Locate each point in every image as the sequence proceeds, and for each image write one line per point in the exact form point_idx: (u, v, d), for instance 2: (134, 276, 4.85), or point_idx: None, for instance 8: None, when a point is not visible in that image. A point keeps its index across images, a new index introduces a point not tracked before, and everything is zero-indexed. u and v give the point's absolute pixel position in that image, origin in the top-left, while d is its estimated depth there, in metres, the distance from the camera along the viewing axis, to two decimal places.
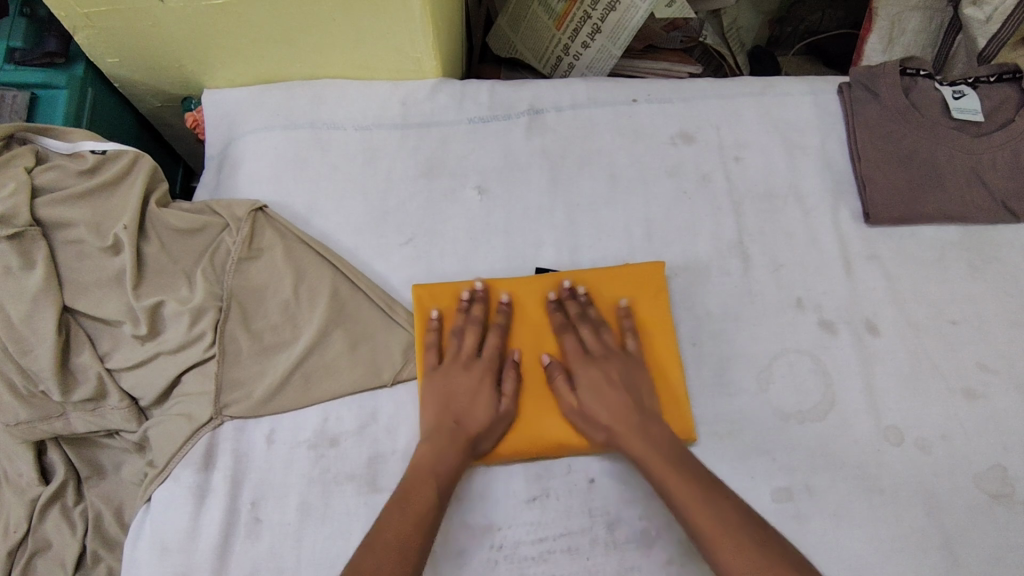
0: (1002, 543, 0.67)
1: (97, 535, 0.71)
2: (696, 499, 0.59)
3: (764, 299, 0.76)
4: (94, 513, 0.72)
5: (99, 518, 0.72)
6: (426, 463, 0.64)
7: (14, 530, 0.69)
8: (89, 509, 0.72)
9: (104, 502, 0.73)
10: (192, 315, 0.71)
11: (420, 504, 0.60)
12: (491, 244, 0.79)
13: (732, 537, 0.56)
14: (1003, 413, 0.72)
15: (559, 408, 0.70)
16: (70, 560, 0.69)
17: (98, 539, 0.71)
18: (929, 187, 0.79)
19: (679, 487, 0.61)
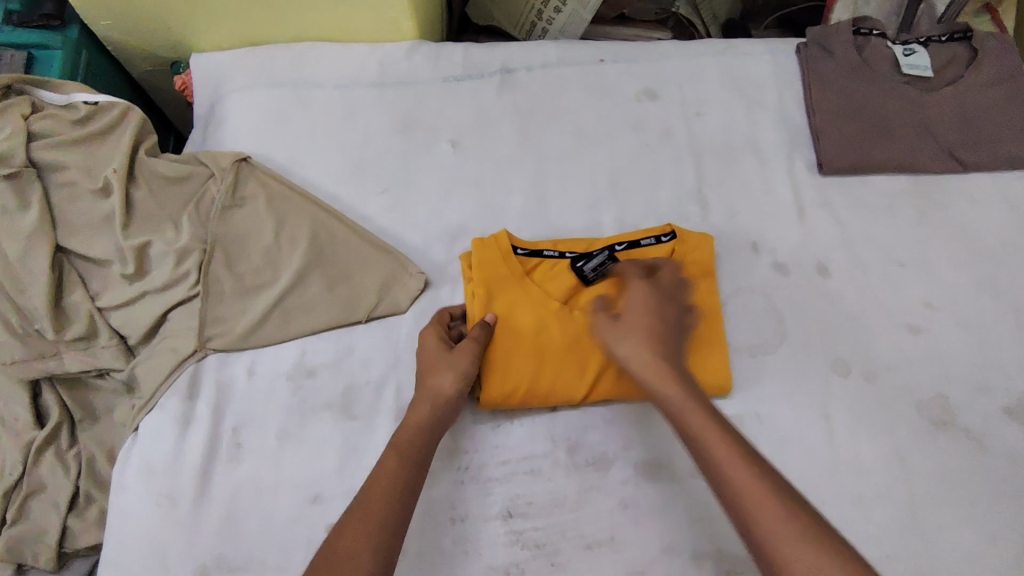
0: (944, 466, 0.71)
1: (90, 478, 0.75)
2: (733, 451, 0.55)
3: (721, 244, 0.81)
4: (87, 455, 0.75)
5: (92, 460, 0.75)
6: (405, 442, 0.63)
7: (10, 473, 0.72)
8: (83, 452, 0.76)
9: (97, 445, 0.76)
10: (177, 255, 0.76)
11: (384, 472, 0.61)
12: (463, 193, 0.83)
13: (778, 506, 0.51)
14: (945, 347, 0.77)
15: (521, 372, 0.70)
16: (64, 500, 0.73)
17: (91, 481, 0.75)
18: (879, 138, 0.84)
19: (713, 445, 0.56)
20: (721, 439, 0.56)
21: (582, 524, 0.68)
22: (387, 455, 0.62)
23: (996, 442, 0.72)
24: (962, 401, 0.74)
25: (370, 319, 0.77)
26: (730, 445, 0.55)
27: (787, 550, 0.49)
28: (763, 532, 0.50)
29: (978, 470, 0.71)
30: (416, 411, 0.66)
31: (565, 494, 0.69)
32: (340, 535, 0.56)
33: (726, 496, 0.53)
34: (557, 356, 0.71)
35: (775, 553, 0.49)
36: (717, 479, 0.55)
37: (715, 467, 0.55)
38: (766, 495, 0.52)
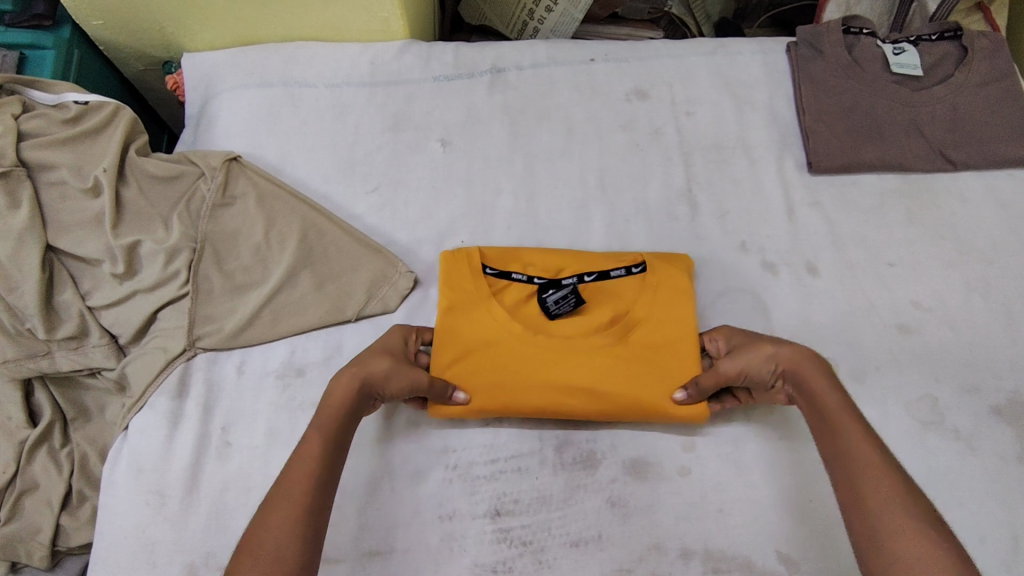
0: (930, 464, 0.71)
1: (81, 477, 0.75)
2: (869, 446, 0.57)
3: (710, 243, 0.81)
4: (79, 454, 0.76)
5: (84, 458, 0.76)
6: (326, 418, 0.62)
7: (3, 471, 0.73)
8: (75, 451, 0.76)
9: (89, 444, 0.77)
10: (167, 253, 0.76)
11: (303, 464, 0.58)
12: (453, 192, 0.83)
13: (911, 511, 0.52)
14: (933, 346, 0.77)
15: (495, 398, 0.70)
16: (56, 498, 0.73)
17: (82, 479, 0.75)
18: (867, 137, 0.84)
19: (838, 426, 0.59)
20: (852, 419, 0.59)
21: (569, 521, 0.68)
22: (309, 432, 0.61)
23: (983, 441, 0.72)
24: (949, 401, 0.74)
25: (360, 318, 0.77)
26: (854, 424, 0.59)
27: (887, 518, 0.52)
28: (868, 497, 0.54)
29: (965, 470, 0.71)
30: (339, 385, 0.64)
31: (552, 492, 0.69)
32: (269, 511, 0.55)
33: (841, 469, 0.57)
34: (516, 379, 0.70)
35: (873, 521, 0.53)
36: (836, 453, 0.58)
37: (837, 445, 0.58)
38: (884, 472, 0.55)
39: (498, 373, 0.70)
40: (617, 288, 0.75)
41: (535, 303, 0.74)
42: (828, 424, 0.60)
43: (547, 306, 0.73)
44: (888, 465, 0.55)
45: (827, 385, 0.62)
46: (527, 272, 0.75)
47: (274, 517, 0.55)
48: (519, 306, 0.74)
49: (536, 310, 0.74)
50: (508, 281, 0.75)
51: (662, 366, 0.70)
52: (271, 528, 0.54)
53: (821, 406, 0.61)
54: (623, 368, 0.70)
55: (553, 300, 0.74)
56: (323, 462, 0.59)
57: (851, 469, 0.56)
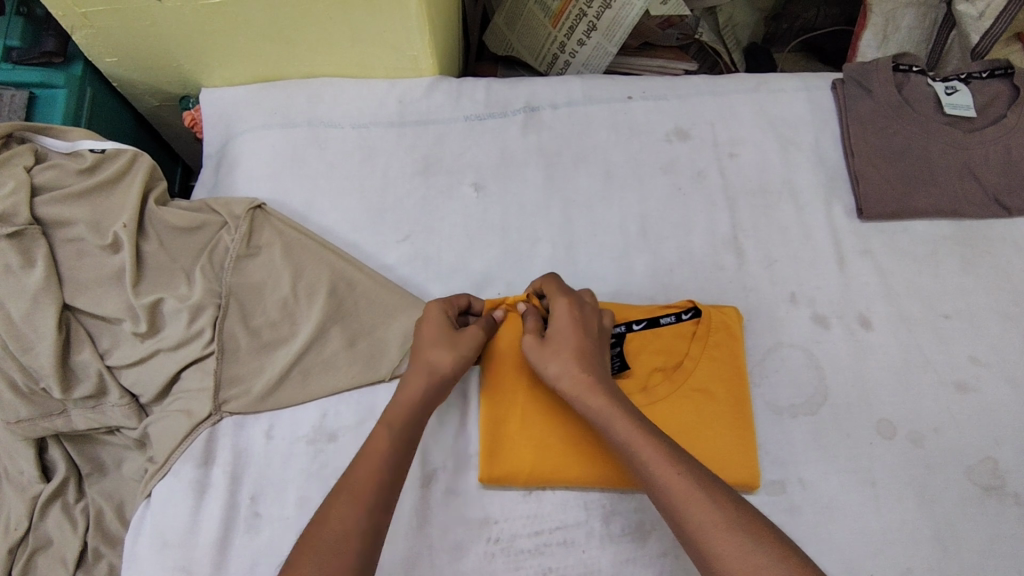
0: (993, 535, 0.68)
1: (99, 534, 0.70)
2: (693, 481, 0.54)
3: (759, 294, 0.77)
4: (95, 509, 0.71)
5: (100, 515, 0.71)
6: (399, 414, 0.61)
7: (15, 528, 0.69)
8: (90, 507, 0.72)
9: (106, 499, 0.73)
10: (191, 312, 0.72)
11: (375, 451, 0.59)
12: (487, 241, 0.79)
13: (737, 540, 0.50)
14: (994, 405, 0.73)
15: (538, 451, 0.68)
16: (70, 557, 0.69)
17: (99, 537, 0.70)
18: (919, 183, 0.81)
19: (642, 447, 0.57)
20: (623, 418, 0.59)
21: None
22: (381, 426, 0.61)
23: None
24: (1012, 465, 0.71)
25: (394, 377, 0.73)
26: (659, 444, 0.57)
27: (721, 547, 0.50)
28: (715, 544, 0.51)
29: None
30: (410, 384, 0.63)
31: (600, 567, 0.66)
32: (331, 503, 0.55)
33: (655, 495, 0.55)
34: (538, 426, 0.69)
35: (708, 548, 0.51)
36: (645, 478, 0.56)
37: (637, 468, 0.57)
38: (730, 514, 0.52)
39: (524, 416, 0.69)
40: (665, 339, 0.72)
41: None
42: (628, 439, 0.58)
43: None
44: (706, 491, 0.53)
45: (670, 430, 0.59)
46: None
47: (328, 520, 0.54)
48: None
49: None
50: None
51: (709, 429, 0.68)
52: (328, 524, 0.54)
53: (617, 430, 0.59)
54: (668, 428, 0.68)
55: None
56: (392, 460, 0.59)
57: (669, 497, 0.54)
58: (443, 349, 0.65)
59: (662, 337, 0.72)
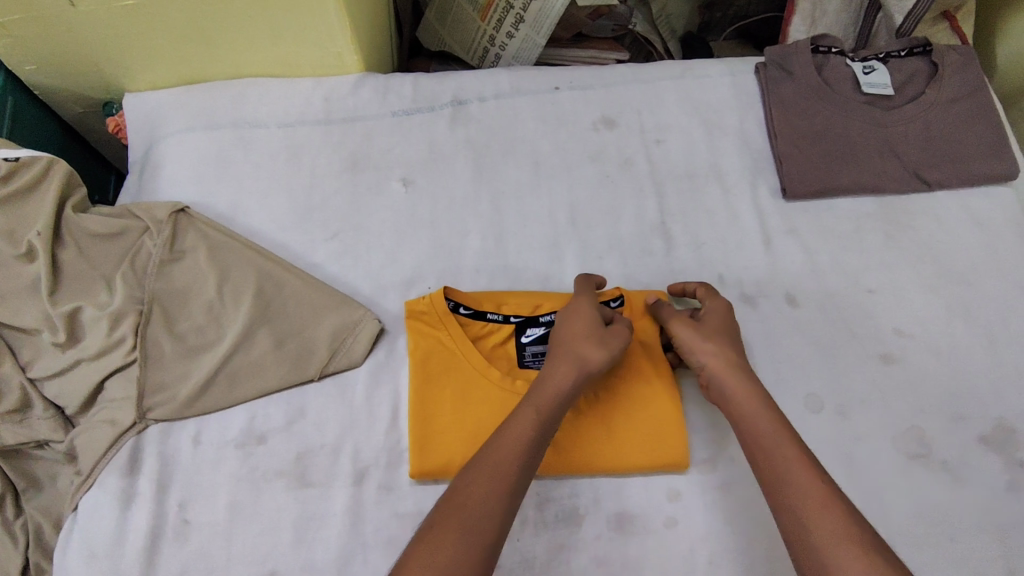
0: (921, 501, 0.69)
1: (40, 550, 0.68)
2: (810, 480, 0.55)
3: (687, 277, 0.78)
4: (33, 526, 0.68)
5: (39, 531, 0.69)
6: (543, 399, 0.61)
7: None
8: (30, 523, 0.69)
9: (44, 514, 0.69)
10: (111, 319, 0.70)
11: (496, 466, 0.56)
12: (417, 235, 0.79)
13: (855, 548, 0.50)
14: (918, 375, 0.74)
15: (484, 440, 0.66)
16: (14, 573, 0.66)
17: (41, 553, 0.68)
18: (841, 161, 0.82)
19: (774, 450, 0.58)
20: (764, 413, 0.60)
21: None
22: (510, 428, 0.59)
23: (973, 472, 0.70)
24: (937, 432, 0.72)
25: (323, 376, 0.72)
26: (796, 452, 0.57)
27: (834, 557, 0.50)
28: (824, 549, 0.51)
29: (957, 505, 0.68)
30: (557, 371, 0.63)
31: (535, 554, 0.66)
32: (443, 531, 0.52)
33: (780, 498, 0.55)
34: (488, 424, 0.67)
35: (819, 556, 0.51)
36: (773, 483, 0.56)
37: (775, 469, 0.57)
38: (842, 520, 0.52)
39: (465, 411, 0.67)
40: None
41: (510, 350, 0.72)
42: (766, 431, 0.59)
43: (523, 355, 0.71)
44: (836, 500, 0.53)
45: (773, 425, 0.59)
46: (502, 312, 0.72)
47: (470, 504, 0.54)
48: (489, 352, 0.71)
49: (510, 357, 0.71)
50: (484, 322, 0.71)
51: (638, 409, 0.69)
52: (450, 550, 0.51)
53: (756, 427, 0.60)
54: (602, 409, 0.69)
55: (531, 350, 0.71)
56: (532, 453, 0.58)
57: (801, 503, 0.54)
58: (591, 343, 0.65)
59: None
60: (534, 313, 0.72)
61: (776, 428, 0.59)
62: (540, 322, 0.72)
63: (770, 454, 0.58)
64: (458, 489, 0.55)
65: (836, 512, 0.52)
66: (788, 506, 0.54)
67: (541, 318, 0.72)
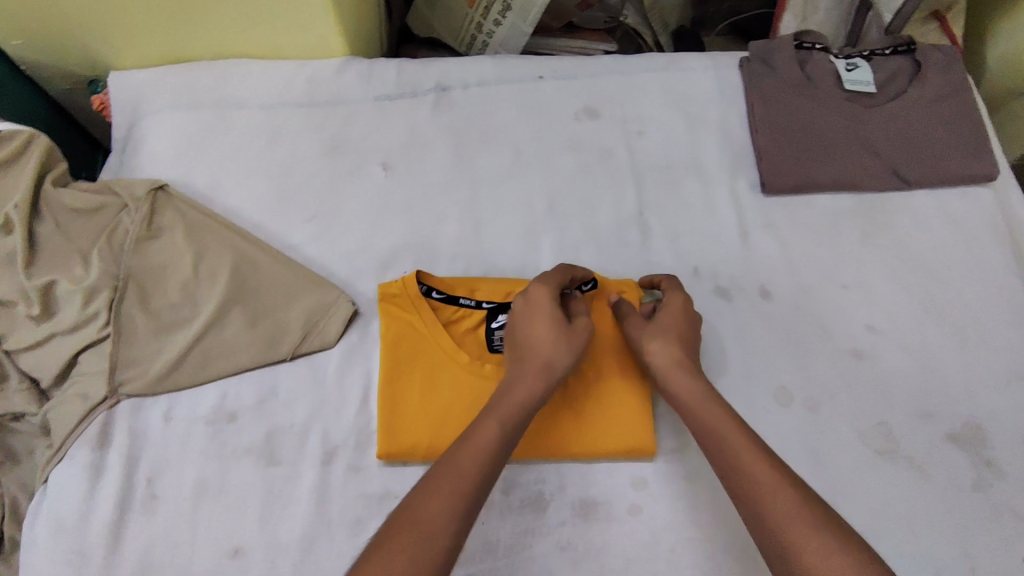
0: (885, 496, 0.69)
1: (15, 522, 0.70)
2: (763, 466, 0.55)
3: (662, 269, 0.78)
4: (9, 500, 0.70)
5: (15, 504, 0.70)
6: (500, 408, 0.60)
7: None
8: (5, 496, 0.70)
9: (20, 487, 0.71)
10: (85, 294, 0.71)
11: (478, 445, 0.56)
12: (394, 219, 0.79)
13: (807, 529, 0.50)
14: (888, 372, 0.75)
15: (439, 425, 0.67)
16: None
17: (16, 524, 0.70)
18: (820, 156, 0.82)
19: (722, 437, 0.58)
20: (712, 405, 0.60)
21: (516, 570, 0.65)
22: (485, 422, 0.58)
23: (938, 469, 0.70)
24: (904, 428, 0.72)
25: (295, 357, 0.73)
26: (742, 437, 0.58)
27: (791, 539, 0.50)
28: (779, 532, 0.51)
29: (920, 501, 0.69)
30: (524, 383, 0.61)
31: (499, 538, 0.66)
32: (432, 497, 0.52)
33: (734, 485, 0.55)
34: (457, 409, 0.67)
35: (778, 540, 0.51)
36: (728, 470, 0.56)
37: (726, 458, 0.57)
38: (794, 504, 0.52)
39: (434, 395, 0.68)
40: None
41: (480, 334, 0.72)
42: (713, 422, 0.59)
43: (492, 339, 0.71)
44: (787, 480, 0.54)
45: (723, 414, 0.60)
46: (476, 297, 0.72)
47: (429, 509, 0.51)
48: (460, 336, 0.71)
49: (479, 341, 0.72)
50: (455, 306, 0.72)
51: (606, 397, 0.70)
52: (430, 523, 0.50)
53: (703, 414, 0.60)
54: (565, 396, 0.70)
55: (501, 334, 0.72)
56: (498, 455, 0.56)
57: (754, 489, 0.54)
58: (554, 344, 0.63)
59: None
60: (505, 300, 0.72)
61: (723, 416, 0.59)
62: (511, 308, 0.72)
63: (719, 443, 0.58)
64: (417, 494, 0.52)
65: (788, 492, 0.53)
66: (742, 493, 0.55)
67: (513, 305, 0.72)
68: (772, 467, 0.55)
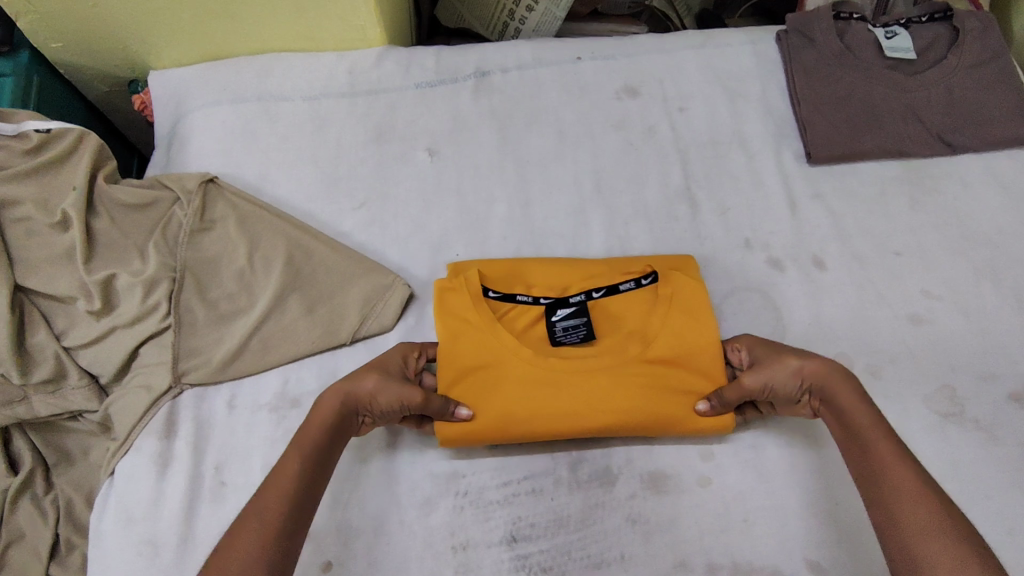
0: (955, 458, 0.68)
1: (69, 524, 0.68)
2: (906, 475, 0.54)
3: (714, 242, 0.78)
4: (64, 500, 0.69)
5: (70, 506, 0.70)
6: (340, 393, 0.63)
7: None
8: (59, 498, 0.70)
9: (74, 489, 0.71)
10: (145, 286, 0.71)
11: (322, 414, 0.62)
12: (443, 203, 0.80)
13: (943, 540, 0.50)
14: (948, 335, 0.74)
15: (513, 421, 0.65)
16: (44, 549, 0.67)
17: (70, 527, 0.68)
18: (864, 125, 0.82)
19: (866, 443, 0.57)
20: (853, 409, 0.60)
21: (589, 543, 0.65)
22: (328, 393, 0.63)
23: (1006, 428, 0.69)
24: (968, 390, 0.71)
25: (354, 341, 0.73)
26: (891, 447, 0.56)
27: (922, 549, 0.50)
28: (910, 542, 0.51)
29: (993, 460, 0.67)
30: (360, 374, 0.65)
31: (569, 513, 0.66)
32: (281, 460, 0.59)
33: (872, 490, 0.55)
34: (524, 404, 0.65)
35: (906, 545, 0.51)
36: (868, 476, 0.56)
37: (868, 463, 0.57)
38: (933, 516, 0.51)
39: (499, 389, 0.65)
40: (629, 305, 0.71)
41: (542, 328, 0.70)
42: (858, 424, 0.59)
43: (554, 331, 0.69)
44: (931, 496, 0.52)
45: (868, 420, 0.59)
46: (533, 295, 0.72)
47: (268, 493, 0.56)
48: (525, 332, 0.70)
49: (542, 335, 0.70)
50: (512, 304, 0.71)
51: (677, 384, 0.66)
52: (278, 483, 0.57)
53: (850, 422, 0.59)
54: (634, 387, 0.65)
55: (562, 326, 0.70)
56: (336, 421, 0.62)
57: (891, 495, 0.54)
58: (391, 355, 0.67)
59: (627, 303, 0.71)
60: (563, 295, 0.72)
61: (862, 418, 0.59)
62: (569, 302, 0.71)
63: (860, 447, 0.58)
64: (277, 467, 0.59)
65: (930, 505, 0.52)
66: (880, 497, 0.54)
67: (571, 298, 0.71)
68: (913, 476, 0.54)
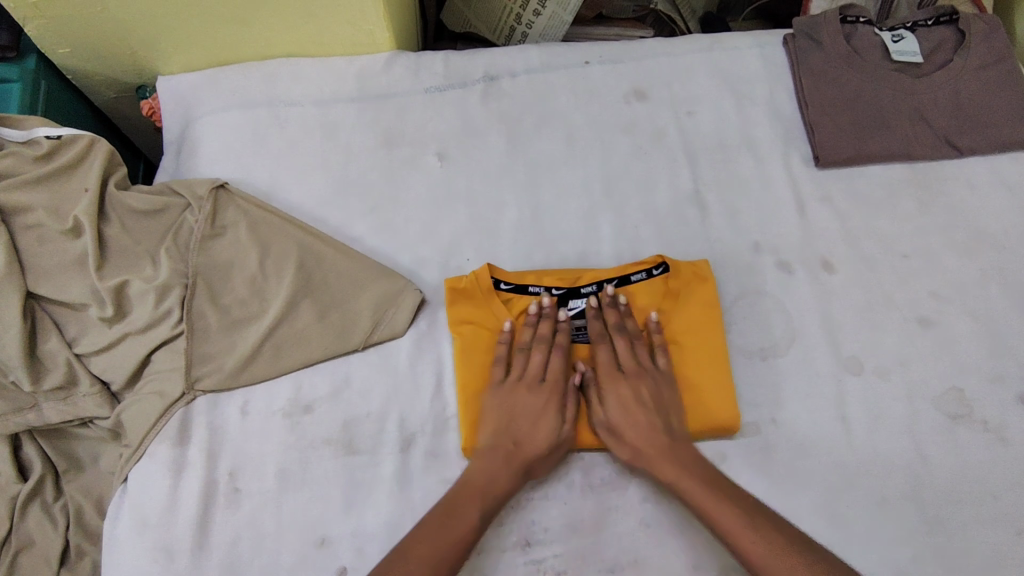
0: (963, 461, 0.68)
1: (80, 531, 0.69)
2: (704, 490, 0.62)
3: (724, 245, 0.79)
4: (73, 506, 0.70)
5: (80, 513, 0.69)
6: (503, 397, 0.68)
7: None
8: (69, 504, 0.70)
9: (83, 495, 0.71)
10: (158, 292, 0.71)
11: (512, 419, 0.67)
12: (453, 208, 0.80)
13: (760, 545, 0.58)
14: (956, 337, 0.75)
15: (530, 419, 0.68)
16: (54, 556, 0.67)
17: (81, 534, 0.69)
18: (872, 128, 0.83)
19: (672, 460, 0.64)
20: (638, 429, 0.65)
21: (602, 547, 0.65)
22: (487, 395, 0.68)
23: (1013, 430, 0.70)
24: (977, 392, 0.72)
25: (367, 346, 0.73)
26: (673, 465, 0.64)
27: (750, 553, 0.58)
28: (737, 544, 0.59)
29: (1000, 462, 0.68)
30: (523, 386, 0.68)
31: (583, 517, 0.66)
32: (478, 467, 0.64)
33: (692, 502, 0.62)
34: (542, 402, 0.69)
35: (736, 548, 0.59)
36: (678, 490, 0.63)
37: (672, 479, 0.63)
38: (747, 524, 0.59)
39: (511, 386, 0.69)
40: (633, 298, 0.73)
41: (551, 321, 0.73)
42: (649, 445, 0.65)
43: (564, 325, 0.73)
44: (734, 500, 0.61)
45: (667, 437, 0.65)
46: (544, 284, 0.73)
47: (467, 507, 0.62)
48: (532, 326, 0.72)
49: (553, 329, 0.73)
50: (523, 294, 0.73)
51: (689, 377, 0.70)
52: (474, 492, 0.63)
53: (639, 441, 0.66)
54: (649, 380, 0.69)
55: (573, 321, 0.73)
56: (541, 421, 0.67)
57: (706, 505, 0.61)
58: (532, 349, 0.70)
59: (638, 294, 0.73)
60: (574, 285, 0.74)
61: (646, 437, 0.65)
62: (580, 294, 0.74)
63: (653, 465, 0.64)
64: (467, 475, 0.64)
65: (743, 513, 0.60)
66: (699, 507, 0.62)
67: (583, 289, 0.73)
68: (715, 492, 0.61)
